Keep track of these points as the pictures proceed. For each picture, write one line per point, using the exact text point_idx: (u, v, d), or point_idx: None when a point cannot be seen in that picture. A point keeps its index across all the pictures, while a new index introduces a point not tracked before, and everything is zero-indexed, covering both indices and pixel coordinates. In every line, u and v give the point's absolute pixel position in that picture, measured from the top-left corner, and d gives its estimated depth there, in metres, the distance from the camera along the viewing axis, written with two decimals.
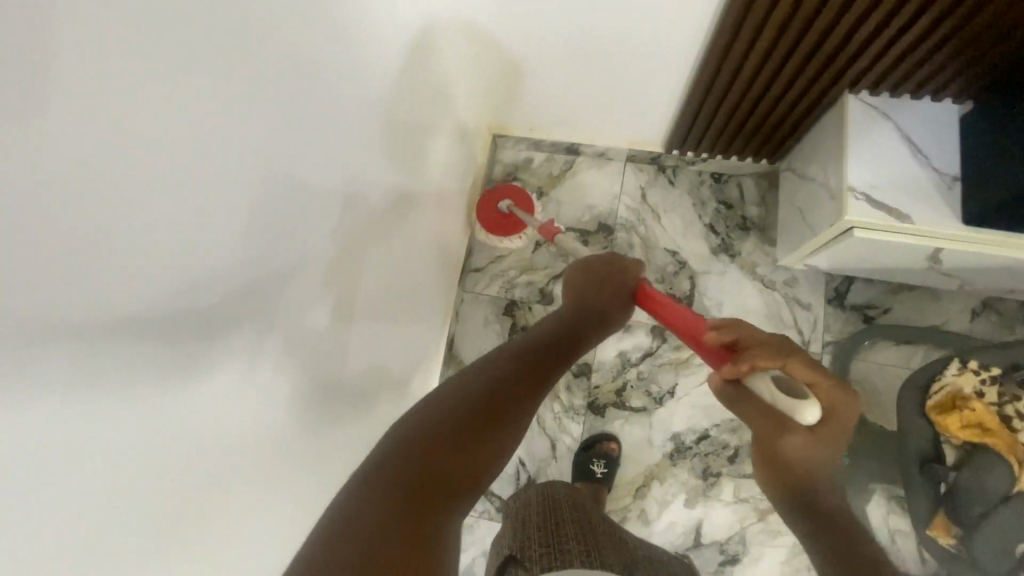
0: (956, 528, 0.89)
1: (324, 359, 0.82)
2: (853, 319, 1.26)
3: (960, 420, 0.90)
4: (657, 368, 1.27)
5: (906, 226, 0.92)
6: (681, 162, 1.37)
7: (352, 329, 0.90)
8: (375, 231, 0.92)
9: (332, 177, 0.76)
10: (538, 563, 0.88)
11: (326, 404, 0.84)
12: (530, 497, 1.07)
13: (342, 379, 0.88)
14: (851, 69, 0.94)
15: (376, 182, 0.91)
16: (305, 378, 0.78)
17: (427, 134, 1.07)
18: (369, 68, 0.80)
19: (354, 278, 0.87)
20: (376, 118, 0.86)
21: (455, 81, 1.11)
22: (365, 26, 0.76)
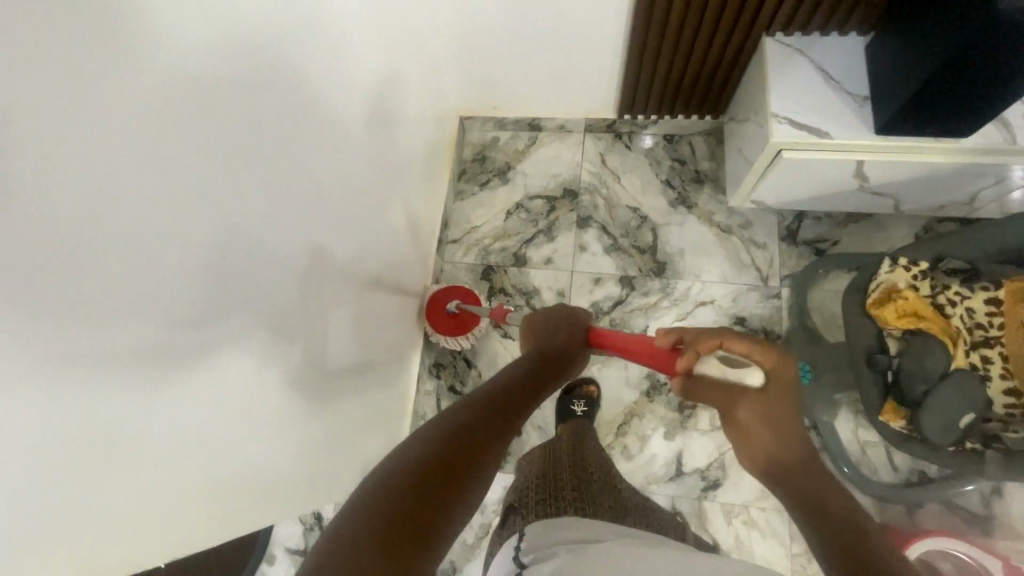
0: (906, 410, 0.95)
1: (314, 290, 0.90)
2: (806, 253, 1.35)
3: (896, 310, 0.98)
4: (628, 315, 1.35)
5: (828, 141, 1.02)
6: (635, 127, 1.49)
7: (336, 267, 0.98)
8: (355, 181, 1.02)
9: (315, 119, 0.85)
10: (532, 510, 0.79)
11: (316, 337, 0.93)
12: (534, 457, 1.01)
13: (326, 313, 0.95)
14: (764, 14, 1.06)
15: (357, 137, 1.00)
16: (299, 302, 0.86)
17: (402, 104, 1.18)
18: (341, 27, 0.91)
19: (337, 221, 0.96)
20: (354, 79, 0.97)
21: (427, 58, 1.24)
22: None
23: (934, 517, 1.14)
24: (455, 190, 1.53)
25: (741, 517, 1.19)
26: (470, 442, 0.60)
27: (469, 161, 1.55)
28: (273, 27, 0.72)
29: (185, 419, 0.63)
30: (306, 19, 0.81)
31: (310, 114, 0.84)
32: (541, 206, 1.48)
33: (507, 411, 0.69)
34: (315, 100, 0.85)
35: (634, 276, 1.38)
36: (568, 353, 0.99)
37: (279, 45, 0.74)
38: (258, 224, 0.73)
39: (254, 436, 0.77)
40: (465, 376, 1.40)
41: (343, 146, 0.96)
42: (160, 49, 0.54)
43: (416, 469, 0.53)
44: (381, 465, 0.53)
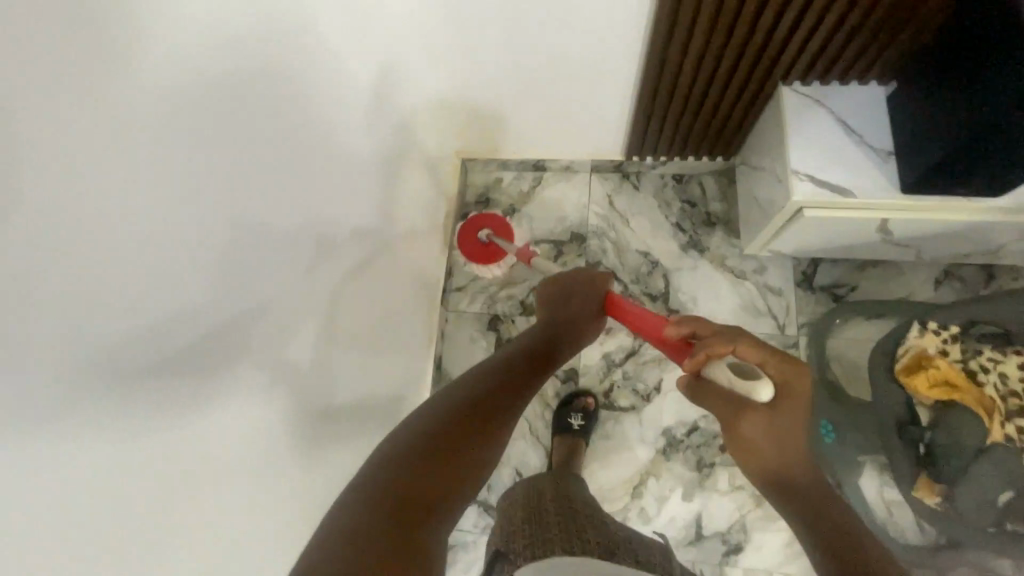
0: (940, 485, 0.91)
1: (315, 377, 0.85)
2: (823, 299, 1.30)
3: (929, 379, 0.93)
4: (641, 367, 1.30)
5: (852, 202, 0.97)
6: (643, 167, 1.44)
7: (338, 345, 0.93)
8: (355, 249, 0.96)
9: (302, 196, 0.80)
10: (523, 556, 0.81)
11: (320, 424, 0.88)
12: (514, 497, 1.01)
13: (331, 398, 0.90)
14: (781, 64, 1.01)
15: (354, 204, 0.95)
16: (300, 394, 0.81)
17: (397, 159, 1.12)
18: (331, 97, 0.85)
19: (337, 299, 0.91)
20: (349, 145, 0.92)
21: (420, 105, 1.19)
22: (325, 59, 0.82)
23: None
24: (458, 235, 1.47)
25: None
26: (472, 431, 0.68)
27: (472, 204, 1.50)
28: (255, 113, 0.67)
29: (177, 552, 0.59)
30: (296, 97, 0.76)
31: (298, 197, 0.78)
32: (548, 251, 1.43)
33: (528, 370, 0.89)
34: (303, 181, 0.80)
35: (647, 325, 1.33)
36: (572, 338, 1.06)
37: (263, 133, 0.69)
38: (243, 329, 0.68)
39: (260, 551, 0.72)
40: None
41: (338, 218, 0.90)
42: (104, 176, 0.49)
43: (414, 464, 0.58)
44: (389, 444, 0.61)
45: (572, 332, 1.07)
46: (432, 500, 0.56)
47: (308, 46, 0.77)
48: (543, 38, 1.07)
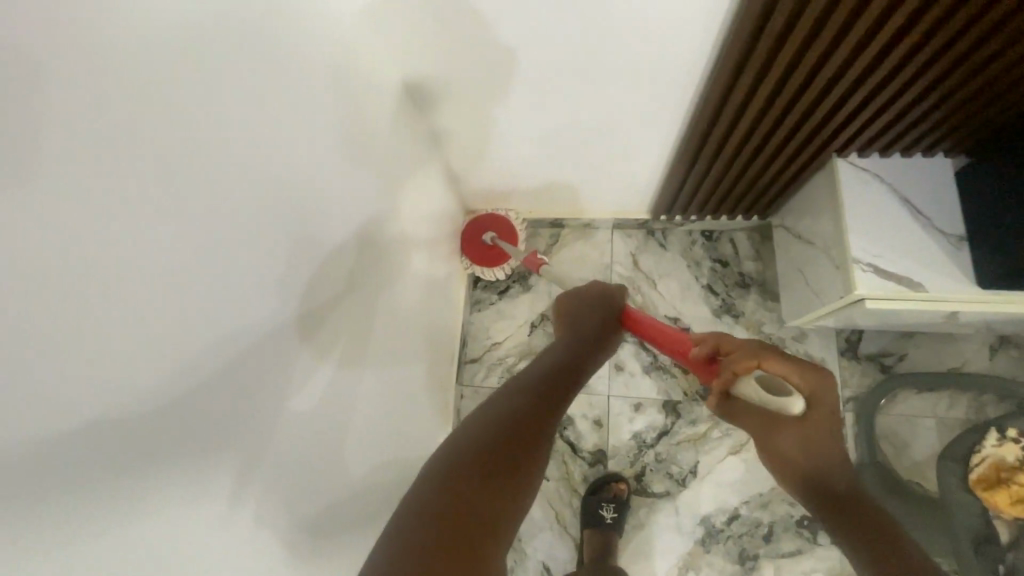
0: None
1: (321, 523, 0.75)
2: (870, 370, 1.21)
3: (1010, 496, 0.85)
4: (675, 448, 1.21)
5: (921, 294, 0.87)
6: (669, 224, 1.34)
7: (349, 476, 0.82)
8: (360, 365, 0.86)
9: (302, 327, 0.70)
10: None
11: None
12: None
13: (341, 538, 0.81)
14: (840, 136, 0.91)
15: (354, 310, 0.85)
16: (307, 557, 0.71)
17: (400, 245, 1.02)
18: (324, 208, 0.75)
19: (344, 428, 0.81)
20: (343, 247, 0.81)
21: (423, 169, 1.08)
22: (315, 162, 0.72)
23: None
24: (471, 300, 1.37)
25: None
26: (496, 480, 0.55)
27: None
28: (239, 267, 0.57)
29: None
30: (287, 227, 0.66)
31: (295, 336, 0.68)
32: None
33: (556, 389, 0.71)
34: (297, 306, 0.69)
35: (679, 401, 1.23)
36: (603, 342, 0.87)
37: (249, 277, 0.59)
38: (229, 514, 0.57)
39: None
40: None
41: (340, 338, 0.80)
42: (55, 421, 0.40)
43: (438, 513, 0.49)
44: (408, 496, 0.51)
45: (598, 343, 0.86)
46: (468, 547, 0.48)
47: (296, 165, 0.67)
48: (569, 108, 0.96)
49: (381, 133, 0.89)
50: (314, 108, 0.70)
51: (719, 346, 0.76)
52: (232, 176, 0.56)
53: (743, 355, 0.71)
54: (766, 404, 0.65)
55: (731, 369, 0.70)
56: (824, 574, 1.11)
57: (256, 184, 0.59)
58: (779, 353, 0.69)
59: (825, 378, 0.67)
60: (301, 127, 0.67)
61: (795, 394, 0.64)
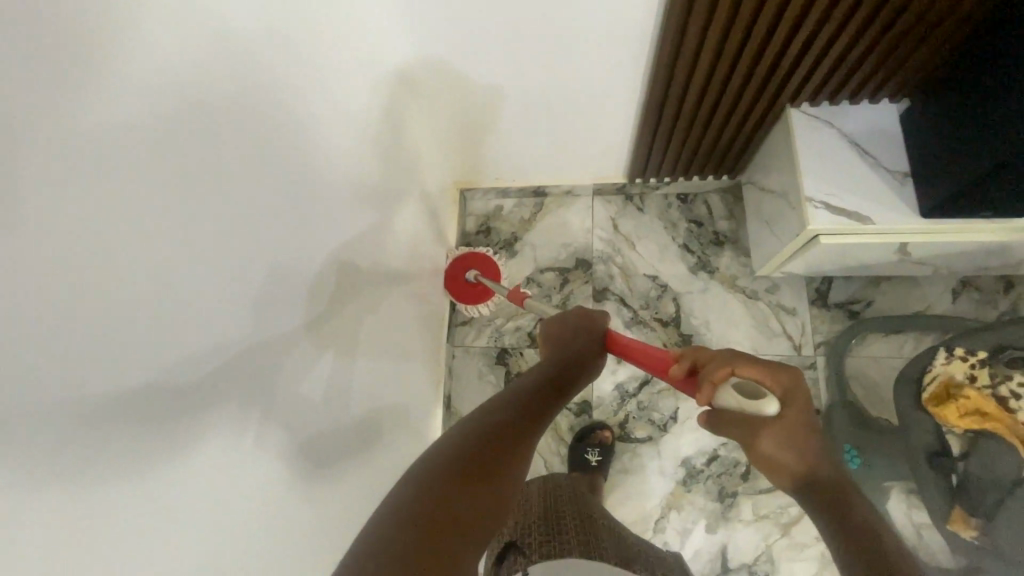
0: (976, 520, 0.88)
1: (330, 446, 0.82)
2: (839, 316, 1.27)
3: (958, 409, 0.90)
4: (656, 397, 1.27)
5: (869, 228, 0.94)
6: (646, 188, 1.41)
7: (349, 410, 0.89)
8: (355, 309, 0.93)
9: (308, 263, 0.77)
10: (538, 550, 0.83)
11: (336, 495, 0.84)
12: (530, 497, 1.00)
13: (346, 465, 0.88)
14: (790, 85, 0.98)
15: (355, 260, 0.93)
16: (307, 468, 0.77)
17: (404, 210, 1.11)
18: (329, 159, 0.83)
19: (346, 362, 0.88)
20: (346, 200, 0.89)
21: (422, 137, 1.16)
22: (323, 119, 0.80)
23: None
24: None
25: None
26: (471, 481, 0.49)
27: (472, 234, 1.46)
28: (254, 197, 0.65)
29: None
30: (291, 166, 0.73)
31: (299, 267, 0.76)
32: (553, 279, 1.40)
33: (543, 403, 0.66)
34: (303, 244, 0.77)
35: None
36: (591, 354, 0.86)
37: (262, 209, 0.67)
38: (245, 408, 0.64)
39: None
40: None
41: (340, 281, 0.88)
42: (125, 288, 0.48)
43: (423, 509, 0.45)
44: (390, 494, 0.47)
45: (583, 359, 0.84)
46: (455, 546, 0.44)
47: (303, 116, 0.75)
48: (545, 74, 1.04)
49: (384, 108, 0.99)
50: (319, 71, 0.78)
51: (696, 361, 0.72)
52: (248, 121, 0.63)
53: (714, 364, 0.67)
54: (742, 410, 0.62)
55: (707, 381, 0.66)
56: (798, 509, 1.16)
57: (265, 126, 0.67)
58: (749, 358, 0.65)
59: (795, 373, 0.63)
60: (308, 88, 0.76)
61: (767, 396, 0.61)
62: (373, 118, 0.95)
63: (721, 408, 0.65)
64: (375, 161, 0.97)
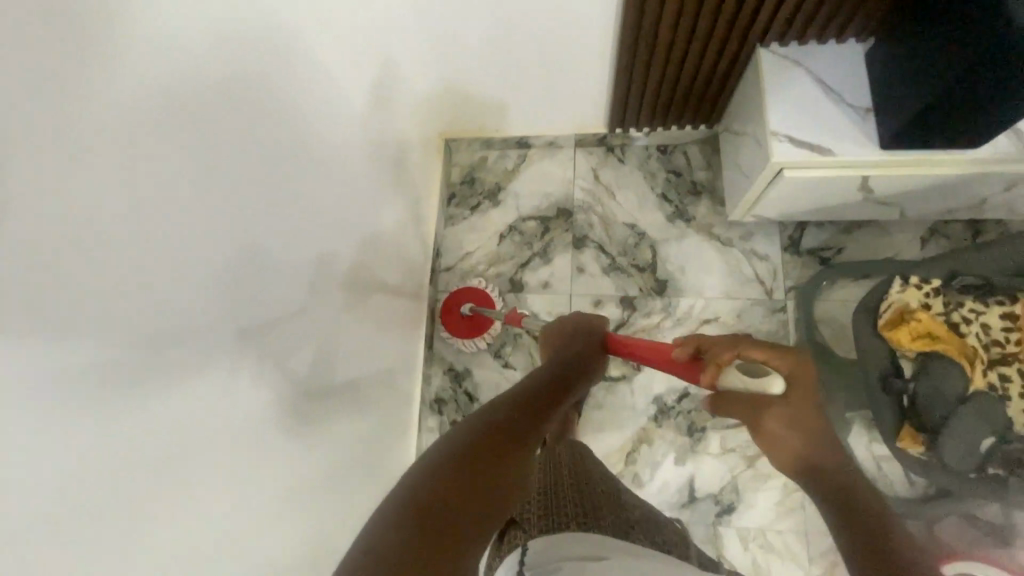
0: (923, 435, 0.91)
1: (317, 352, 0.87)
2: (810, 262, 1.31)
3: (910, 332, 0.94)
4: (631, 338, 1.32)
5: (830, 160, 0.97)
6: (627, 139, 1.44)
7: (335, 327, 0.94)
8: (343, 233, 0.98)
9: (300, 176, 0.82)
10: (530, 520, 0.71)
11: (320, 403, 0.89)
12: None
13: (331, 376, 0.92)
14: (757, 25, 1.00)
15: (344, 185, 0.97)
16: (297, 369, 0.82)
17: (390, 147, 1.14)
18: (322, 79, 0.86)
19: (331, 279, 0.93)
20: (338, 126, 0.93)
21: (417, 79, 1.20)
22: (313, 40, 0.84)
23: (954, 531, 1.11)
24: (445, 216, 1.47)
25: (757, 541, 1.16)
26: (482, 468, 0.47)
27: (457, 184, 1.50)
28: (251, 97, 0.69)
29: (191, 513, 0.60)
30: (285, 78, 0.77)
31: (288, 176, 0.79)
32: (535, 227, 1.43)
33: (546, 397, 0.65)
34: (296, 156, 0.81)
35: (636, 296, 1.34)
36: (591, 357, 0.86)
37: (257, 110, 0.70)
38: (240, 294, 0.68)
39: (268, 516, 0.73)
40: (468, 410, 1.33)
41: (330, 202, 0.92)
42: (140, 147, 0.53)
43: (432, 496, 0.42)
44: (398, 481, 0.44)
45: (582, 361, 0.83)
46: (462, 536, 0.42)
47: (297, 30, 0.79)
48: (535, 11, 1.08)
49: (376, 41, 1.02)
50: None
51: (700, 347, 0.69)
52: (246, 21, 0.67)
53: (722, 348, 0.65)
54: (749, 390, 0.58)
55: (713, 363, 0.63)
56: None
57: (265, 37, 0.71)
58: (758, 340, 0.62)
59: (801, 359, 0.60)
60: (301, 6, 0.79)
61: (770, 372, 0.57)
62: (361, 50, 0.98)
63: (722, 391, 0.62)
64: (363, 91, 1.01)
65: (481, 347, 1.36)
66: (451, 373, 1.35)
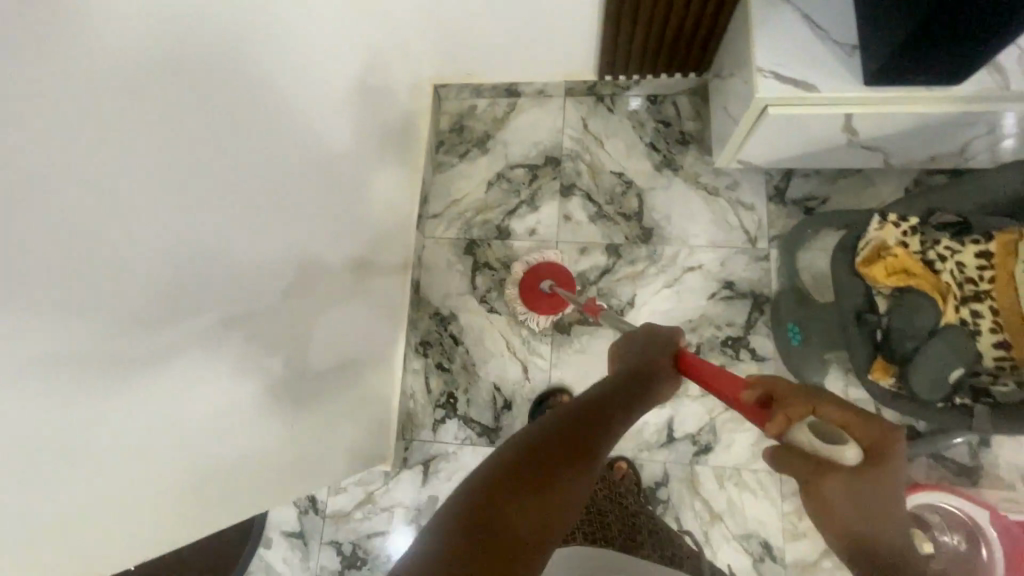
0: (895, 367, 0.94)
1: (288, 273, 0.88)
2: (794, 212, 1.32)
3: (886, 268, 0.96)
4: (615, 284, 1.33)
5: (815, 96, 0.98)
6: (617, 89, 1.43)
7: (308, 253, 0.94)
8: (324, 162, 0.97)
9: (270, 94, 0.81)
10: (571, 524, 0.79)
11: (293, 325, 0.90)
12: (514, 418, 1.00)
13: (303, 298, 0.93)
14: None
15: (324, 114, 0.96)
16: (268, 287, 0.84)
17: (372, 84, 1.13)
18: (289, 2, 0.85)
19: (308, 205, 0.93)
20: (313, 53, 0.92)
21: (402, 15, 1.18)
22: None
23: (922, 470, 1.15)
24: (434, 163, 1.47)
25: (731, 479, 1.19)
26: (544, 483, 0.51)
27: (446, 132, 1.49)
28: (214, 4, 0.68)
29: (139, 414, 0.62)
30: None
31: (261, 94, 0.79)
32: (523, 175, 1.43)
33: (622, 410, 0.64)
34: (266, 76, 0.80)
35: (621, 244, 1.35)
36: (663, 366, 0.79)
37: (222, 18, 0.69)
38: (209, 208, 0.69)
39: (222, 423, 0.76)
40: (453, 353, 1.34)
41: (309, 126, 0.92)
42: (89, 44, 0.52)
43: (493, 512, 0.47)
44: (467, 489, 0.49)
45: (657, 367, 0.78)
46: (512, 557, 0.46)
47: None
48: None
49: None
50: None
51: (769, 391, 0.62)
52: None
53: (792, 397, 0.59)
54: (818, 454, 0.53)
55: (782, 414, 0.57)
56: None
57: None
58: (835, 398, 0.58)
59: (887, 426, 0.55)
60: None
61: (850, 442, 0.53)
62: None
63: (792, 445, 0.55)
64: (342, 26, 1.01)
65: (467, 292, 1.37)
66: (437, 317, 1.36)
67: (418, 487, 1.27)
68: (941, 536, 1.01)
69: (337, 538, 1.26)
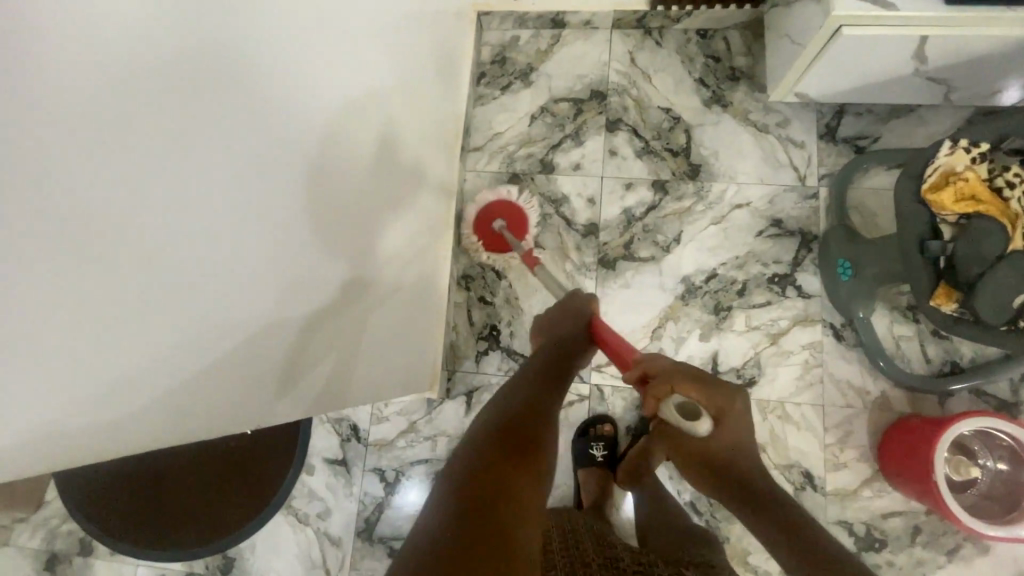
0: (958, 294, 0.95)
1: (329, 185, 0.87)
2: (845, 150, 1.30)
3: (954, 194, 0.95)
4: (661, 220, 1.31)
5: (893, 16, 0.94)
6: (666, 21, 1.39)
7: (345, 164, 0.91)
8: (360, 77, 0.94)
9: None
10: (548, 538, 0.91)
11: (327, 240, 0.89)
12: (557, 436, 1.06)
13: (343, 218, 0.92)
14: None
15: (356, 23, 0.92)
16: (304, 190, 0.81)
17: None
18: None
19: (346, 119, 0.91)
20: None
21: None
22: None
23: (964, 404, 1.17)
24: (474, 96, 1.43)
25: (775, 412, 1.21)
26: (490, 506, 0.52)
27: (487, 63, 1.44)
28: None
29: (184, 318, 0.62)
30: None
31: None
32: (567, 109, 1.40)
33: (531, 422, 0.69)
34: None
35: (667, 180, 1.33)
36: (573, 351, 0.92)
37: None
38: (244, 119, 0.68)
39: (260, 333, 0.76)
40: (495, 287, 1.33)
41: (340, 34, 0.88)
42: None
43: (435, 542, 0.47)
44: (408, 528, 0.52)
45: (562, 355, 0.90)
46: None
47: None
48: None
49: None
50: None
51: (644, 372, 0.80)
52: None
53: (663, 383, 0.77)
54: (682, 423, 0.74)
55: (652, 398, 0.78)
56: (788, 321, 1.24)
57: None
58: (693, 373, 0.78)
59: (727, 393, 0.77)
60: None
61: (702, 417, 0.73)
62: None
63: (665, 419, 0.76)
64: None
65: None
66: None
67: (461, 416, 1.28)
68: (985, 461, 1.07)
69: (380, 466, 1.27)
